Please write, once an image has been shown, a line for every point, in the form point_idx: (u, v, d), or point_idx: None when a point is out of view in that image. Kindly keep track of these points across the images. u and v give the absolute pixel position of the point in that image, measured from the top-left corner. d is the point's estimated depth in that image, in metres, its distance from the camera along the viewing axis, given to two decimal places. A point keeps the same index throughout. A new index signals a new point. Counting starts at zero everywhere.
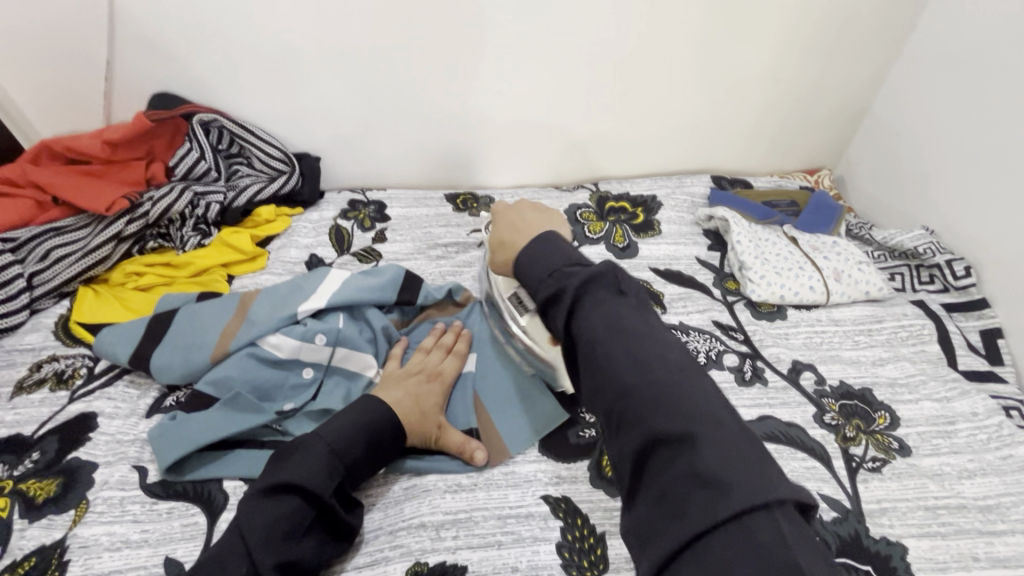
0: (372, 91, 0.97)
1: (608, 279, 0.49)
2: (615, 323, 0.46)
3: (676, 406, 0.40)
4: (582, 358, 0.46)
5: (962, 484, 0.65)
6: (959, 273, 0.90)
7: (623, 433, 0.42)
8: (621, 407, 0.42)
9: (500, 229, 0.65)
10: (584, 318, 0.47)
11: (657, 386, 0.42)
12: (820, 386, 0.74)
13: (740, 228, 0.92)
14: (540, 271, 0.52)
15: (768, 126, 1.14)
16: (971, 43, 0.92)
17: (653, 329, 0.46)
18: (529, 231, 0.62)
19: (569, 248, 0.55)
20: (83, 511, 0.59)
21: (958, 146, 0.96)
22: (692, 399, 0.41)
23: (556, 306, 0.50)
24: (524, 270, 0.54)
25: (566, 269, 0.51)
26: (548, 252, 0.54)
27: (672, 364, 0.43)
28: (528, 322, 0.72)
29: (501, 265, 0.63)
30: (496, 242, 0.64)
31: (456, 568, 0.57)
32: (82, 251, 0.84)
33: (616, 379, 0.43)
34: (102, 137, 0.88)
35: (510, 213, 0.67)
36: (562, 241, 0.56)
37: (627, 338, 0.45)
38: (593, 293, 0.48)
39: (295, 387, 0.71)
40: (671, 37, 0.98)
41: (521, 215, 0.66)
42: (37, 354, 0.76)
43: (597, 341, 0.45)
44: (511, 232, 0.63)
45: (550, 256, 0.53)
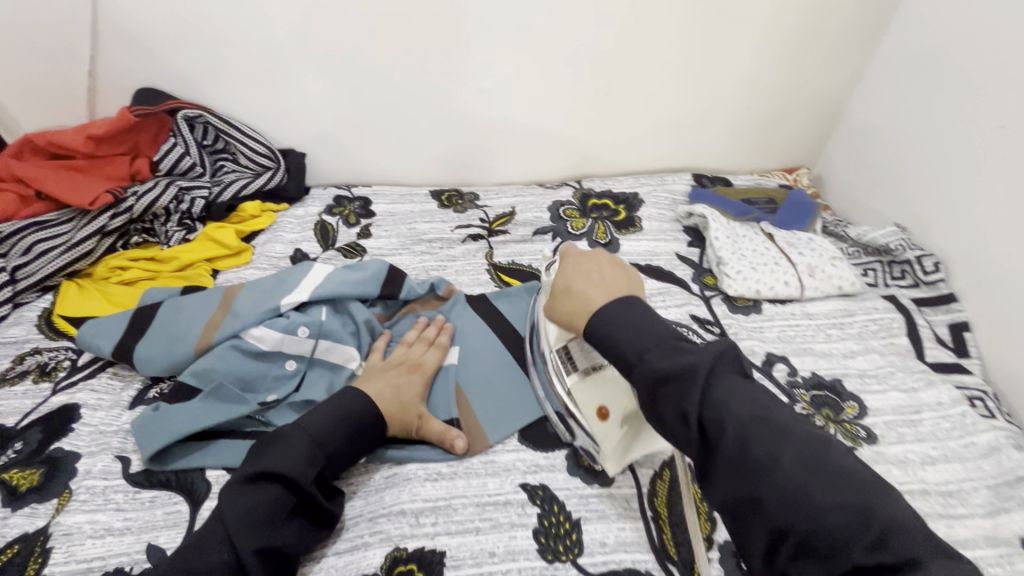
0: (358, 88, 0.99)
1: (731, 361, 0.51)
2: (765, 419, 0.46)
3: (869, 518, 0.40)
4: (732, 461, 0.45)
5: (926, 470, 0.67)
6: (929, 270, 0.93)
7: (811, 555, 0.40)
8: (795, 521, 0.41)
9: (569, 278, 0.64)
10: (725, 408, 0.47)
11: (838, 494, 0.41)
12: (792, 377, 0.77)
13: (718, 225, 0.95)
14: (638, 342, 0.53)
15: (748, 125, 1.17)
16: (941, 46, 0.95)
17: (800, 426, 0.47)
18: (602, 288, 0.61)
19: (654, 319, 0.56)
20: (66, 500, 0.60)
21: (929, 146, 0.98)
22: (875, 508, 0.40)
23: (678, 384, 0.49)
24: (628, 341, 0.54)
25: (677, 345, 0.52)
26: (645, 326, 0.54)
27: (833, 462, 0.44)
28: (574, 385, 0.67)
29: (561, 314, 0.63)
30: (562, 289, 0.64)
31: (434, 553, 0.58)
32: (65, 245, 0.84)
33: (786, 488, 0.42)
34: (86, 133, 0.89)
35: (584, 263, 0.66)
36: (638, 309, 0.56)
37: (783, 436, 0.45)
38: (723, 376, 0.49)
39: (278, 378, 0.72)
40: (652, 38, 1.00)
41: (596, 268, 0.65)
42: (20, 347, 0.76)
43: (748, 439, 0.45)
44: (585, 284, 0.62)
45: (645, 328, 0.54)
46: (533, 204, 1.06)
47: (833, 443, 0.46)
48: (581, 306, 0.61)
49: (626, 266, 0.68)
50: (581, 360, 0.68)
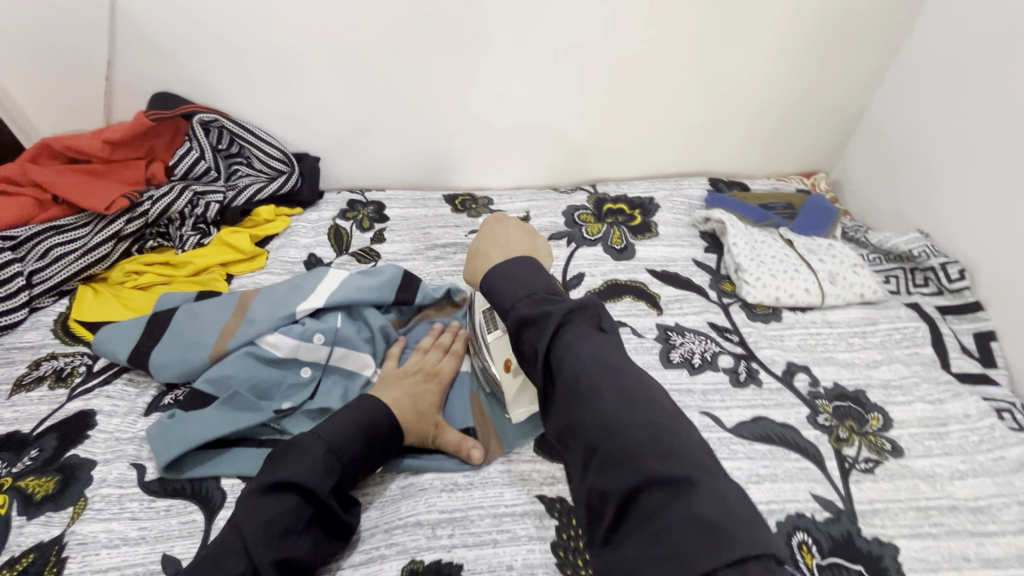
0: (373, 93, 0.98)
1: (590, 314, 0.50)
2: (604, 359, 0.47)
3: (673, 447, 0.41)
4: (566, 391, 0.45)
5: (954, 485, 0.65)
6: (954, 277, 0.91)
7: (610, 473, 0.41)
8: (607, 441, 0.42)
9: (477, 239, 0.66)
10: (568, 348, 0.47)
11: (648, 420, 0.42)
12: (814, 387, 0.75)
13: (736, 230, 0.93)
14: (514, 289, 0.53)
15: (765, 129, 1.15)
16: (966, 49, 0.93)
17: (636, 371, 0.47)
18: (505, 248, 0.63)
19: (543, 272, 0.56)
20: (81, 508, 0.59)
21: (954, 151, 0.96)
22: (681, 440, 0.42)
23: (536, 326, 0.49)
24: (501, 289, 0.54)
25: (548, 297, 0.52)
26: (530, 277, 0.54)
27: (654, 402, 0.45)
28: (494, 338, 0.72)
29: (468, 271, 0.65)
30: (470, 250, 0.65)
31: (451, 565, 0.57)
32: (82, 249, 0.85)
33: (606, 415, 0.43)
34: (102, 137, 0.89)
35: (494, 224, 0.67)
36: (529, 263, 0.58)
37: (617, 377, 0.46)
38: (574, 324, 0.49)
39: (293, 386, 0.71)
40: (669, 41, 0.98)
41: (503, 229, 0.66)
42: (36, 352, 0.77)
43: (582, 375, 0.45)
44: (487, 243, 0.64)
45: (525, 278, 0.54)
46: (547, 209, 1.05)
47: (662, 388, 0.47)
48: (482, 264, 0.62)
49: (539, 235, 0.69)
50: (500, 319, 0.73)
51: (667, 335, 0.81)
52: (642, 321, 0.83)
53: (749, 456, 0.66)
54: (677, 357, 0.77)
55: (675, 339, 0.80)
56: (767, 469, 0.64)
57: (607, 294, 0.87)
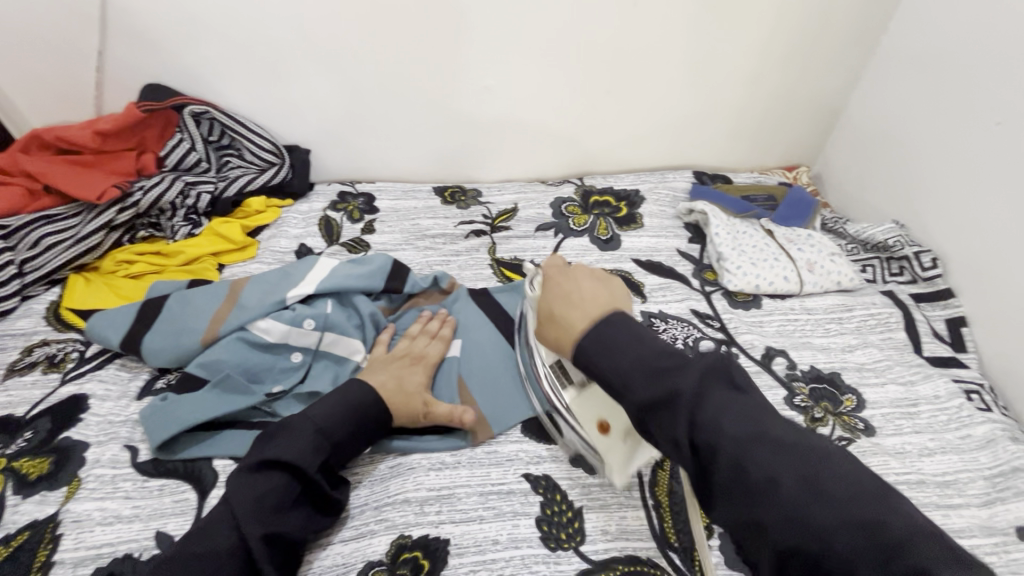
0: (364, 85, 1.00)
1: (719, 373, 0.49)
2: (755, 432, 0.44)
3: (879, 535, 0.36)
4: (728, 483, 0.42)
5: (923, 461, 0.68)
6: (927, 265, 0.94)
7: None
8: (805, 544, 0.38)
9: (550, 301, 0.61)
10: (714, 427, 0.44)
11: (840, 512, 0.38)
12: (791, 370, 0.78)
13: (719, 220, 0.96)
14: (622, 367, 0.51)
15: (748, 124, 1.18)
16: (939, 45, 0.96)
17: (801, 437, 0.44)
18: (585, 309, 0.58)
19: (646, 341, 0.53)
20: (75, 488, 0.61)
21: (928, 143, 0.99)
22: (887, 519, 0.37)
23: (665, 410, 0.47)
24: (614, 371, 0.51)
25: (664, 367, 0.49)
26: (641, 348, 0.52)
27: (835, 474, 0.41)
28: (572, 399, 0.66)
29: (553, 343, 0.59)
30: (546, 314, 0.60)
31: (438, 540, 0.59)
32: (74, 238, 0.85)
33: (785, 508, 0.40)
34: (93, 128, 0.89)
35: (564, 281, 0.62)
36: (621, 322, 0.54)
37: (782, 454, 0.42)
38: (713, 393, 0.47)
39: (284, 370, 0.72)
40: (655, 35, 1.00)
41: (576, 285, 0.61)
42: (29, 339, 0.77)
43: (745, 460, 0.42)
44: (565, 306, 0.59)
45: (620, 352, 0.52)
46: (535, 201, 1.07)
47: (836, 452, 0.43)
48: (565, 332, 0.57)
49: (610, 279, 0.65)
50: (575, 373, 0.67)
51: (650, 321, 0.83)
52: None
53: None
54: None
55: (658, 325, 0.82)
56: None
57: None
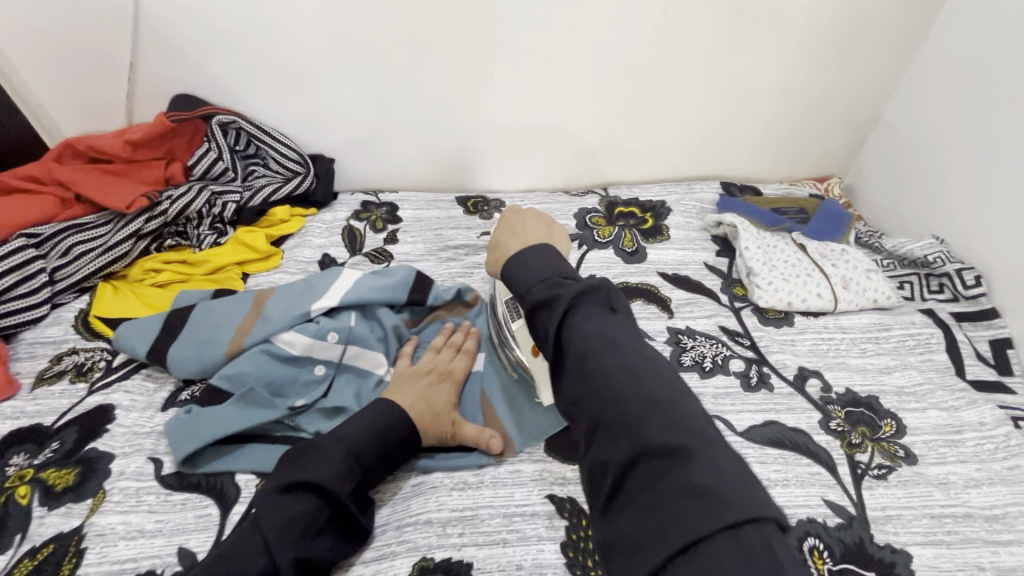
0: (386, 95, 0.99)
1: (601, 295, 0.52)
2: (611, 337, 0.48)
3: (677, 421, 0.43)
4: (574, 367, 0.48)
5: (969, 493, 0.65)
6: (970, 283, 0.90)
7: (611, 446, 0.43)
8: (609, 414, 0.44)
9: (499, 234, 0.66)
10: (576, 327, 0.49)
11: (652, 399, 0.44)
12: (826, 393, 0.75)
13: (748, 234, 0.93)
14: (531, 278, 0.53)
15: (778, 132, 1.15)
16: (984, 53, 0.92)
17: (648, 351, 0.49)
18: (524, 240, 0.63)
19: (560, 260, 0.56)
20: (100, 501, 0.61)
21: (972, 155, 0.95)
22: (685, 415, 0.43)
23: (546, 309, 0.50)
24: (518, 278, 0.54)
25: (561, 280, 0.52)
26: (544, 263, 0.55)
27: (661, 378, 0.47)
28: (518, 327, 0.73)
29: (488, 263, 0.65)
30: (492, 243, 0.65)
31: (461, 564, 0.58)
32: (103, 247, 0.87)
33: (611, 389, 0.45)
34: (124, 137, 0.91)
35: (515, 219, 0.67)
36: (550, 248, 0.57)
37: (626, 355, 0.47)
38: (586, 303, 0.50)
39: (308, 383, 0.72)
40: (682, 44, 0.98)
41: (523, 223, 0.66)
42: (58, 347, 0.78)
43: (588, 355, 0.47)
44: (509, 238, 0.64)
45: (538, 264, 0.54)
46: (558, 211, 1.06)
47: (668, 363, 0.48)
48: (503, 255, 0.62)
49: (555, 224, 0.70)
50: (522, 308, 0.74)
51: (678, 338, 0.81)
52: (652, 324, 0.83)
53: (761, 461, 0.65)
54: (688, 360, 0.77)
55: (686, 343, 0.80)
56: (779, 473, 0.64)
57: None
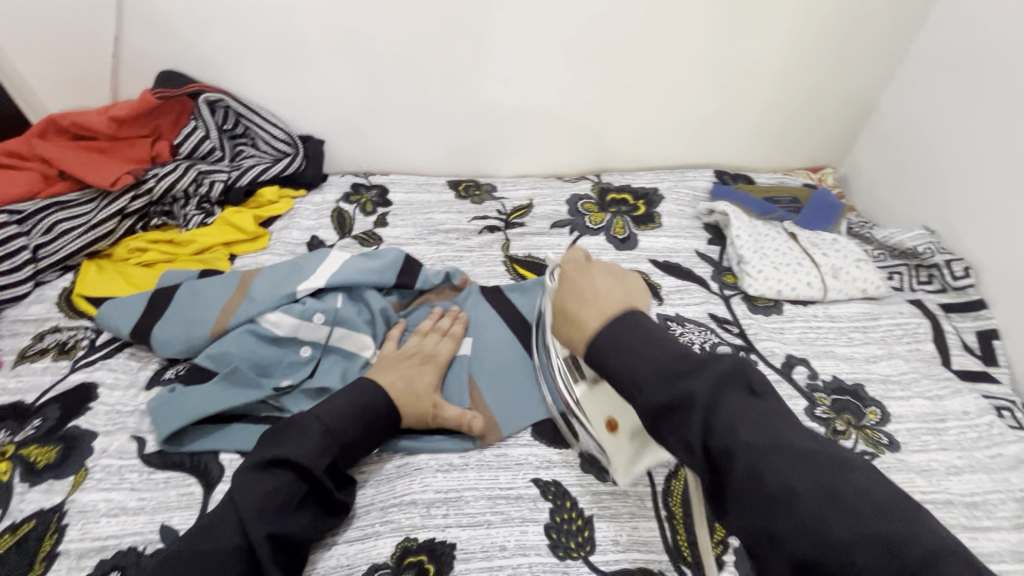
0: (379, 76, 0.98)
1: (738, 379, 0.46)
2: (779, 441, 0.42)
3: (896, 554, 0.35)
4: (742, 493, 0.40)
5: (950, 480, 0.65)
6: (959, 274, 0.91)
7: None
8: (819, 553, 0.36)
9: (564, 301, 0.55)
10: (730, 434, 0.42)
11: (858, 529, 0.36)
12: (812, 381, 0.75)
13: (740, 222, 0.93)
14: (635, 369, 0.47)
15: (774, 121, 1.14)
16: (979, 43, 0.92)
17: (821, 449, 0.42)
18: (602, 308, 0.52)
19: (667, 340, 0.49)
20: (82, 478, 0.60)
21: (965, 147, 0.95)
22: (910, 533, 0.36)
23: (678, 413, 0.44)
24: (625, 370, 0.47)
25: (677, 369, 0.46)
26: (652, 347, 0.48)
27: (850, 484, 0.39)
28: (583, 393, 0.65)
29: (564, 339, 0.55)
30: (559, 314, 0.55)
31: (444, 544, 0.58)
32: (87, 225, 0.85)
33: (806, 522, 0.38)
34: (107, 115, 0.89)
35: (577, 278, 0.57)
36: (632, 323, 0.50)
37: (803, 465, 0.40)
38: (728, 394, 0.44)
39: (293, 364, 0.72)
40: (679, 29, 0.97)
41: (591, 282, 0.56)
42: (41, 325, 0.77)
43: (761, 467, 0.40)
44: (577, 304, 0.54)
45: (643, 354, 0.47)
46: (551, 197, 1.05)
47: (860, 464, 0.41)
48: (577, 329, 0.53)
49: (627, 274, 0.61)
50: (587, 369, 0.66)
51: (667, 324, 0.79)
52: None
53: None
54: None
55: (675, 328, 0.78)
56: None
57: None
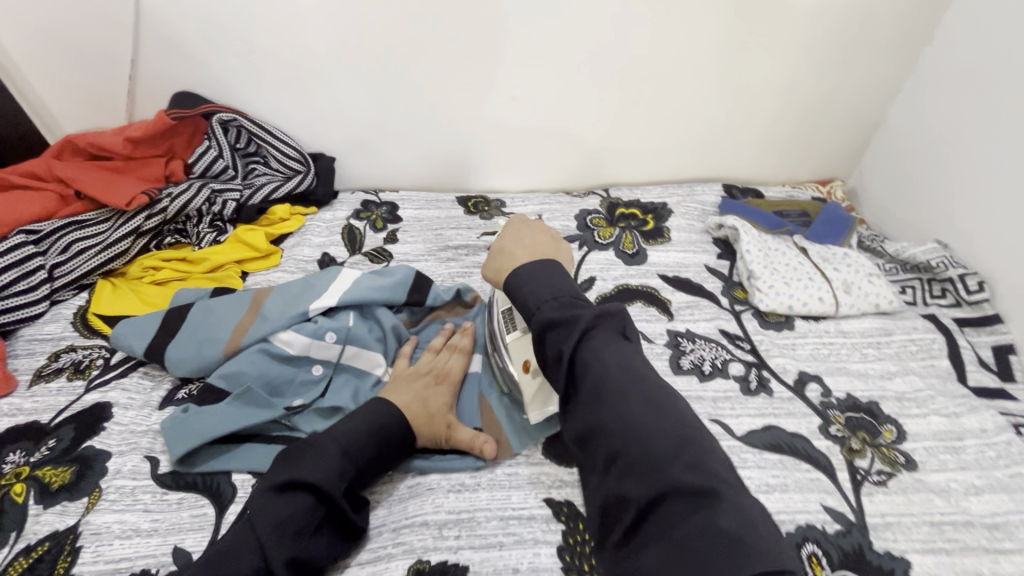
0: (388, 95, 0.99)
1: (616, 324, 0.52)
2: (629, 365, 0.49)
3: (689, 455, 0.42)
4: (589, 398, 0.48)
5: (969, 501, 0.64)
6: (972, 289, 0.89)
7: (634, 477, 0.42)
8: (629, 444, 0.44)
9: (504, 242, 0.67)
10: (594, 354, 0.49)
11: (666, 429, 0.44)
12: (826, 398, 0.74)
13: (750, 237, 0.92)
14: (536, 291, 0.55)
15: (782, 134, 1.14)
16: (988, 57, 0.92)
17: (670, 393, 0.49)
18: (529, 253, 0.64)
19: (567, 278, 0.59)
20: (95, 499, 0.61)
21: (975, 160, 0.95)
22: (708, 456, 0.43)
23: (561, 329, 0.51)
24: (530, 294, 0.56)
25: (572, 302, 0.54)
26: (554, 283, 0.57)
27: (679, 413, 0.46)
28: (514, 340, 0.70)
29: (491, 273, 0.65)
30: (495, 250, 0.67)
31: (457, 567, 0.57)
32: (101, 245, 0.86)
33: (630, 423, 0.45)
34: (124, 135, 0.91)
35: (522, 232, 0.69)
36: (556, 268, 0.60)
37: (642, 387, 0.47)
38: (602, 328, 0.51)
39: (304, 383, 0.72)
40: (686, 46, 0.98)
41: (530, 236, 0.68)
42: (57, 344, 0.78)
43: (609, 380, 0.47)
44: (514, 246, 0.66)
45: (547, 282, 0.57)
46: (560, 212, 1.05)
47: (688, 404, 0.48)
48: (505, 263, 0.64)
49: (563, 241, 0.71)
50: (519, 320, 0.71)
51: (677, 341, 0.80)
52: (652, 326, 0.83)
53: (759, 465, 0.65)
54: (687, 363, 0.77)
55: (686, 346, 0.80)
56: (777, 478, 0.63)
57: (619, 298, 0.87)
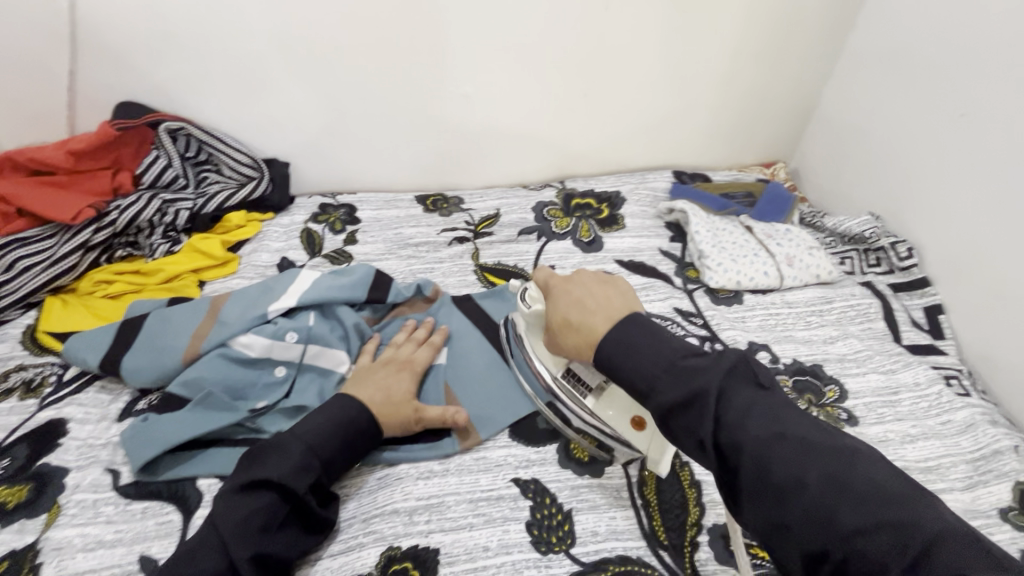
0: (340, 97, 0.99)
1: (745, 374, 0.49)
2: (778, 429, 0.45)
3: (905, 533, 0.38)
4: (754, 486, 0.44)
5: (905, 449, 0.69)
6: (903, 255, 0.96)
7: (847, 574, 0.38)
8: (829, 540, 0.39)
9: (564, 308, 0.62)
10: (739, 432, 0.45)
11: (866, 510, 0.39)
12: (774, 364, 0.78)
13: (698, 219, 0.97)
14: (643, 367, 0.52)
15: (726, 120, 1.19)
16: (905, 40, 0.99)
17: (828, 437, 0.45)
18: (600, 314, 0.59)
19: (665, 335, 0.54)
20: (55, 514, 0.60)
21: (899, 137, 1.02)
22: (919, 519, 0.38)
23: (691, 412, 0.48)
24: (636, 372, 0.52)
25: (683, 368, 0.50)
26: (661, 343, 0.53)
27: (864, 474, 0.41)
28: (595, 404, 0.66)
29: (573, 347, 0.61)
30: (562, 323, 0.61)
31: (428, 550, 0.59)
32: (49, 261, 0.84)
33: (815, 507, 0.40)
34: (66, 148, 0.88)
35: (572, 288, 0.63)
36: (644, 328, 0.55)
37: (807, 455, 0.43)
38: (736, 389, 0.48)
39: (268, 385, 0.72)
40: (629, 38, 1.02)
41: (587, 292, 0.62)
42: (5, 364, 0.76)
43: (771, 460, 0.43)
44: (580, 313, 0.60)
45: (644, 354, 0.53)
46: (517, 206, 1.07)
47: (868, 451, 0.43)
48: (587, 338, 0.58)
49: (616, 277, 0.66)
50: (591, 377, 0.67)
51: None
52: None
53: None
54: None
55: None
56: None
57: None
